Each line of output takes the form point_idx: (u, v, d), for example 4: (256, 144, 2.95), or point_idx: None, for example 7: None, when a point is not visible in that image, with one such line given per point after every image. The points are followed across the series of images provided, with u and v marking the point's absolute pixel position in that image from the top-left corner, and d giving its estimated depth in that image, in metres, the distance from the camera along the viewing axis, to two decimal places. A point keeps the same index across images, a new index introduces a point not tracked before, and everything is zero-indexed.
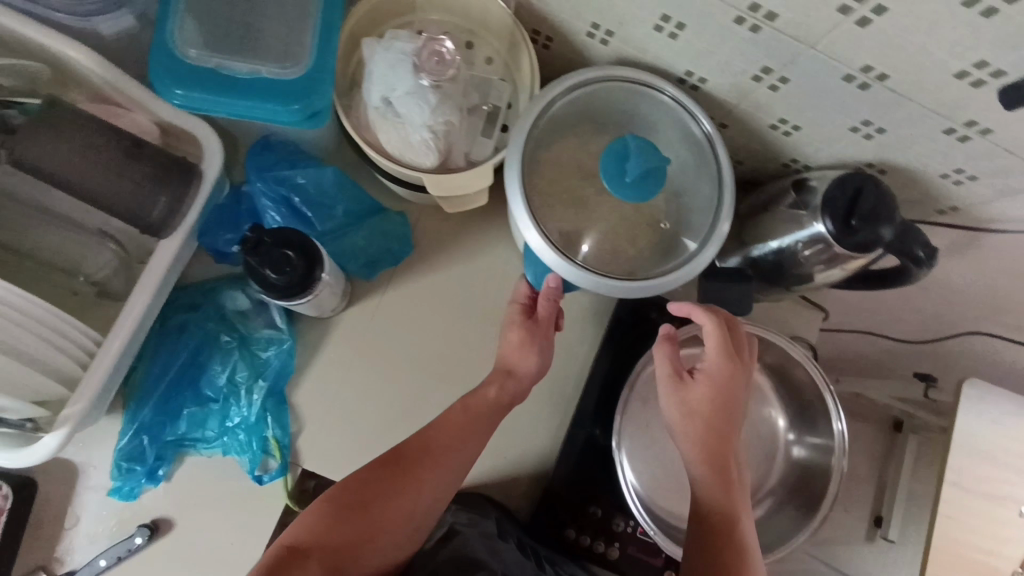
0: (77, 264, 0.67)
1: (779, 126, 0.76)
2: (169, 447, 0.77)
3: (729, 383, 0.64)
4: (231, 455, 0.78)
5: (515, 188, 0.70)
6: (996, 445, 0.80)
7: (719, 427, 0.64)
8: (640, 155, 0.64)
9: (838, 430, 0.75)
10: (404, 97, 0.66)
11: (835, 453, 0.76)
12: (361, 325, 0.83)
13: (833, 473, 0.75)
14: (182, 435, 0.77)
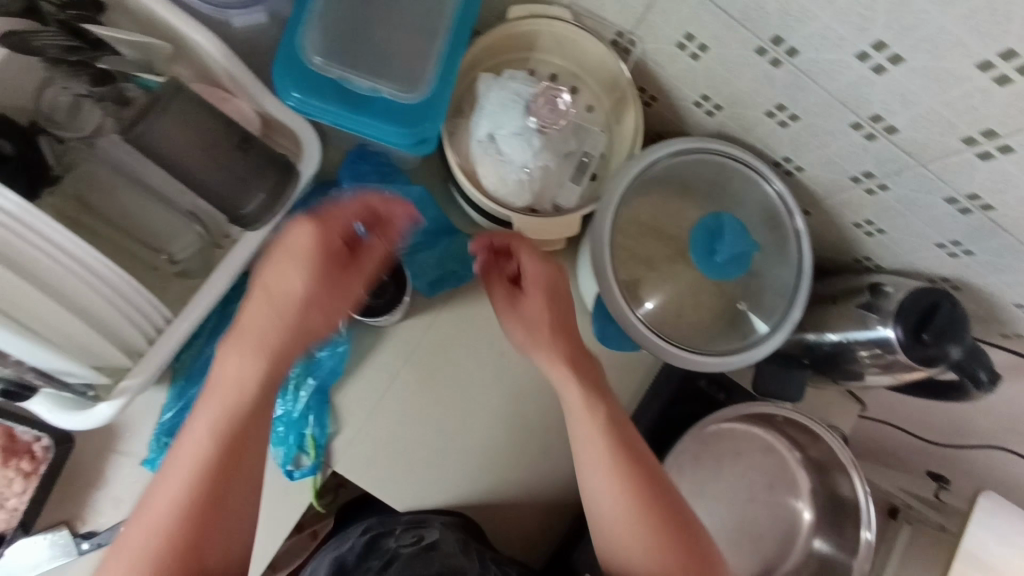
0: (164, 242, 0.69)
1: (863, 225, 0.76)
2: None
3: (549, 278, 0.67)
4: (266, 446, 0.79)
5: (601, 243, 0.71)
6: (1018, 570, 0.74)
7: (561, 317, 0.67)
8: (732, 230, 0.65)
9: (866, 539, 0.75)
10: (510, 136, 0.67)
11: (859, 558, 0.75)
12: (413, 340, 0.84)
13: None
14: None
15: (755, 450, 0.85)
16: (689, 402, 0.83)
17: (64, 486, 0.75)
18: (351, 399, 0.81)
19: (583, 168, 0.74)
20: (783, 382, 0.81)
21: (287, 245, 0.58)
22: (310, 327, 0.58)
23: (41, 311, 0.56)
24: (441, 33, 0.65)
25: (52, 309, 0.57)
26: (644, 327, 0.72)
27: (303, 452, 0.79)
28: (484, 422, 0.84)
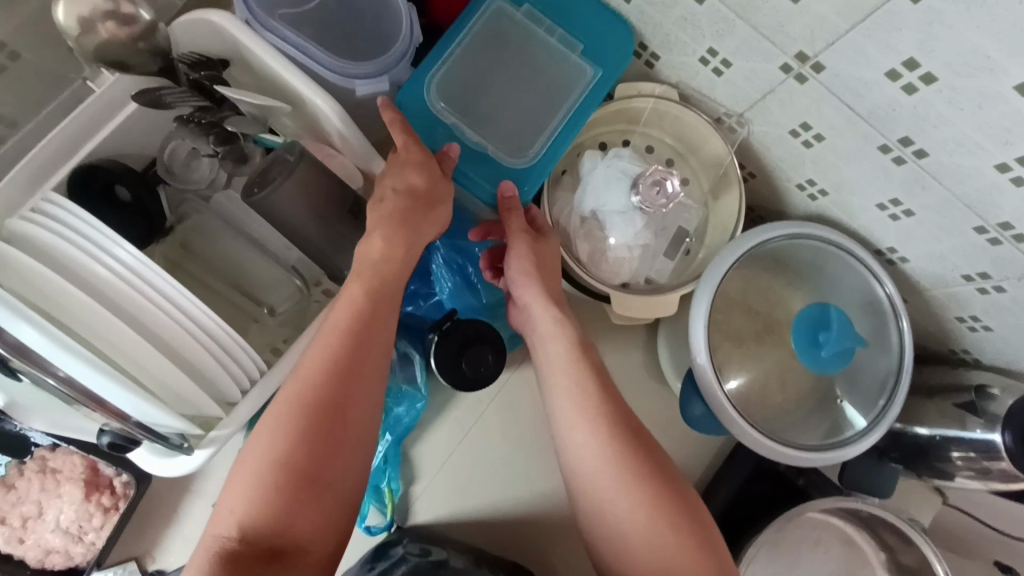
0: (264, 294, 0.70)
1: (966, 321, 0.74)
2: None
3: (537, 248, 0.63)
4: None
5: (699, 325, 0.69)
6: None
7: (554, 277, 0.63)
8: (841, 322, 0.64)
9: None
10: (613, 214, 0.67)
11: None
12: (487, 398, 0.83)
13: None
14: None
15: (833, 540, 0.82)
16: (764, 484, 0.82)
17: (139, 523, 0.76)
18: (426, 453, 0.81)
19: (679, 244, 0.74)
20: (876, 478, 0.80)
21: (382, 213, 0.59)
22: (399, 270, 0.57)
23: (151, 368, 0.56)
24: (562, 110, 0.66)
25: (160, 364, 0.56)
26: (736, 414, 0.69)
27: (375, 504, 0.79)
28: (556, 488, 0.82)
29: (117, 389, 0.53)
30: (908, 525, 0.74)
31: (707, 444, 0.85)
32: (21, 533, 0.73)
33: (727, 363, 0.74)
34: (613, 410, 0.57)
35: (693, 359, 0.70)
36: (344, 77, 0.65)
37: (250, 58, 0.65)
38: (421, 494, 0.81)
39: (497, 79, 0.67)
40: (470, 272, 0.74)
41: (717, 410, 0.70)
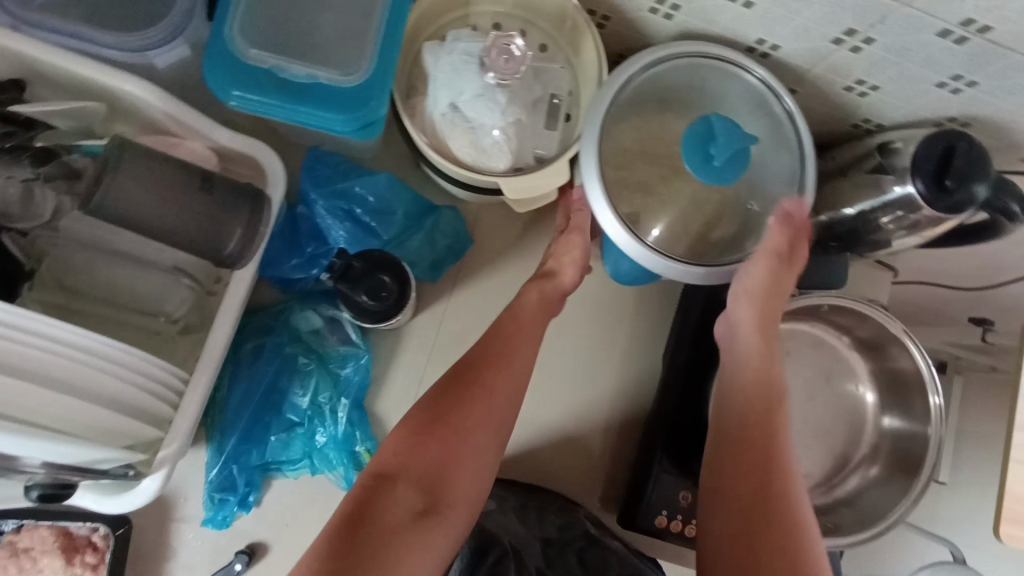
0: (158, 305, 0.67)
1: (854, 88, 0.73)
2: (256, 472, 0.77)
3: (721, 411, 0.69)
4: (321, 473, 0.79)
5: (594, 181, 0.66)
6: None
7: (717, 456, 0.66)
8: (718, 126, 0.63)
9: (935, 404, 0.74)
10: (473, 101, 0.63)
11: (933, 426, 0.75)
12: (431, 332, 0.82)
13: (932, 444, 0.74)
14: (267, 460, 0.77)
15: (801, 345, 0.85)
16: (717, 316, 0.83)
17: (135, 563, 0.75)
18: (390, 403, 0.81)
19: (555, 111, 0.71)
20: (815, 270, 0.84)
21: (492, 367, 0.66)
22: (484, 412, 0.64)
23: (56, 409, 0.54)
24: (379, 9, 0.61)
25: (57, 406, 0.54)
26: (658, 255, 0.69)
27: (360, 469, 0.79)
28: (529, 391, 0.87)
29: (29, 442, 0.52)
30: (855, 300, 0.75)
31: None
32: None
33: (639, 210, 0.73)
34: (761, 399, 0.67)
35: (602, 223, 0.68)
36: (137, 53, 0.60)
37: (38, 67, 0.60)
38: None
39: (301, 3, 0.62)
40: (357, 213, 0.73)
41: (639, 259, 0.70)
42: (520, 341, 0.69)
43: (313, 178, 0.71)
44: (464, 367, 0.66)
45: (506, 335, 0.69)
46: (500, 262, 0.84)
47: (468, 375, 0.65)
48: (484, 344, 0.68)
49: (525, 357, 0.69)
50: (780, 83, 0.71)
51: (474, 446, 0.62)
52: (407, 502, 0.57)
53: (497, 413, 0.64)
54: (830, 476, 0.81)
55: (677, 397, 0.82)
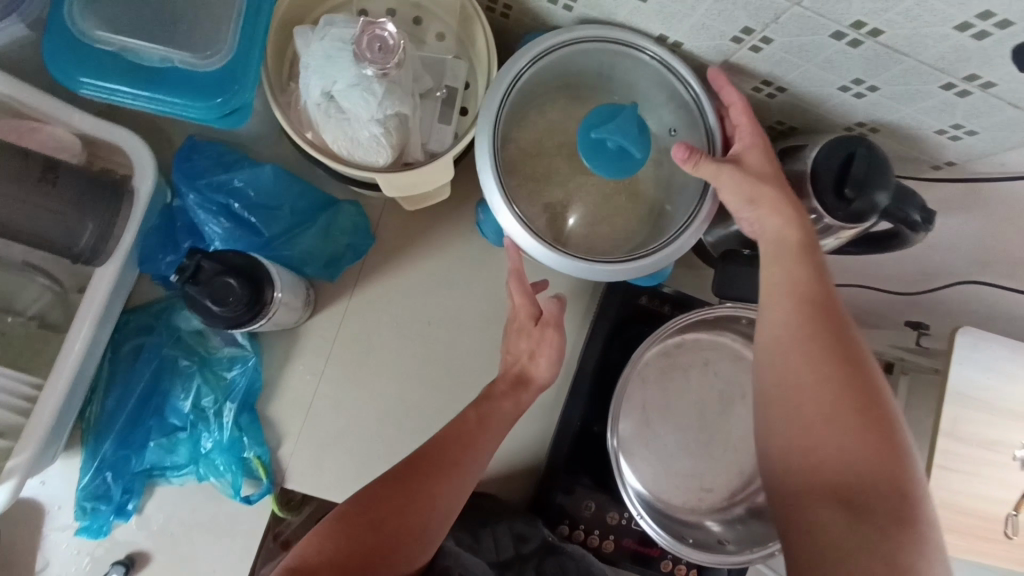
0: (9, 302, 0.64)
1: (762, 88, 0.71)
2: (137, 480, 0.72)
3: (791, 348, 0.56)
4: (207, 481, 0.74)
5: (488, 173, 0.62)
6: (990, 391, 0.85)
7: (796, 442, 0.53)
8: (622, 124, 0.58)
9: None
10: (347, 90, 0.59)
11: None
12: (329, 333, 0.78)
13: None
14: (150, 466, 0.73)
15: (723, 359, 0.81)
16: (627, 321, 0.81)
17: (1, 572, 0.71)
18: (283, 409, 0.77)
19: (451, 102, 0.68)
20: (735, 280, 0.74)
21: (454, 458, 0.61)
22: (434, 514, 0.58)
23: None
24: None
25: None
26: (557, 252, 0.64)
27: (249, 476, 0.74)
28: None
29: None
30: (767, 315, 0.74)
31: (564, 299, 0.84)
32: None
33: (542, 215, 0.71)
34: (813, 354, 0.55)
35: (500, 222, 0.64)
36: None
37: None
38: (294, 450, 0.76)
39: None
40: (234, 206, 0.69)
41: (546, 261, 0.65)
42: (479, 441, 0.63)
43: (185, 172, 0.68)
44: (415, 461, 0.60)
45: (474, 427, 0.64)
46: (407, 259, 0.80)
47: (419, 472, 0.59)
48: (438, 442, 0.62)
49: (474, 461, 0.62)
50: (679, 60, 0.65)
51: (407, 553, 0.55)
52: None
53: (436, 523, 0.58)
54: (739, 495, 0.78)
55: (585, 403, 0.80)
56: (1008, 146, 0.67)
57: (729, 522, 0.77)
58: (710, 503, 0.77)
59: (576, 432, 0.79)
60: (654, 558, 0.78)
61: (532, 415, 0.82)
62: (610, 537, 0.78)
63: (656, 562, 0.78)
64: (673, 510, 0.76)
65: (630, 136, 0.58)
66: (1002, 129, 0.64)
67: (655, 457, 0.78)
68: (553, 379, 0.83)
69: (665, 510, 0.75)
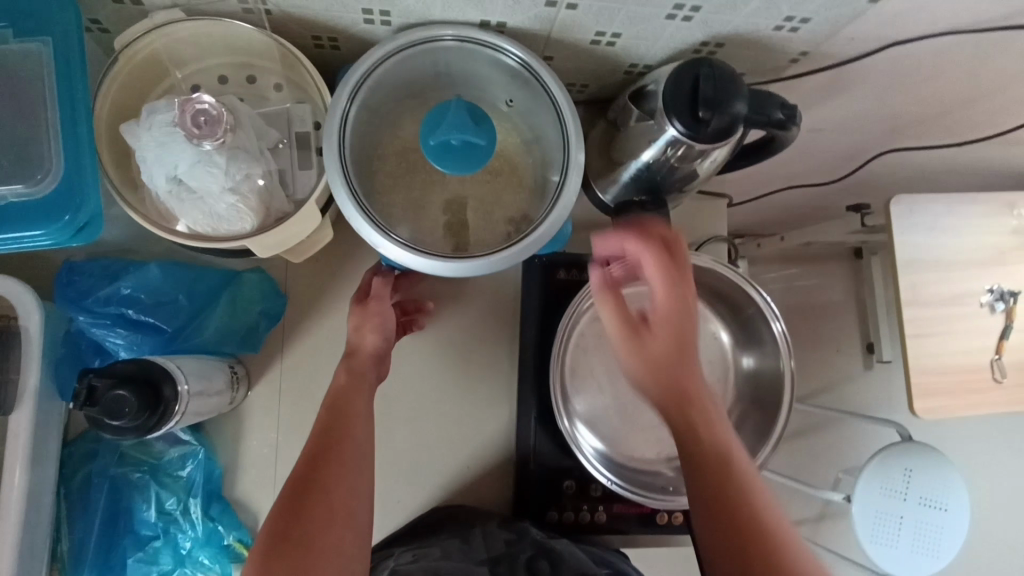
0: None
1: (600, 40, 0.71)
2: None
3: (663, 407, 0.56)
4: None
5: (346, 204, 0.62)
6: (927, 236, 1.13)
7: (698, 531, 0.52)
8: (454, 121, 0.59)
9: (780, 330, 0.73)
10: (191, 170, 0.59)
11: (783, 356, 0.73)
12: (272, 402, 0.78)
13: (784, 376, 0.72)
14: None
15: None
16: (554, 298, 0.81)
17: None
18: (251, 488, 0.77)
19: (306, 145, 0.69)
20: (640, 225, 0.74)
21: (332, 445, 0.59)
22: (340, 497, 0.55)
23: None
24: (50, 104, 0.56)
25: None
26: (443, 259, 0.64)
27: (237, 561, 0.75)
28: (405, 426, 0.82)
29: None
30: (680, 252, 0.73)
31: (491, 296, 0.85)
32: None
33: (434, 226, 0.72)
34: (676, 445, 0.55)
35: (368, 239, 0.63)
36: None
37: None
38: None
39: None
40: (129, 312, 0.70)
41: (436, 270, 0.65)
42: (352, 417, 0.62)
43: (71, 295, 0.68)
44: (293, 483, 0.55)
45: (340, 410, 0.63)
46: (326, 308, 0.80)
47: (305, 488, 0.55)
48: (306, 458, 0.57)
49: (352, 452, 0.59)
50: (492, 33, 0.66)
51: (336, 542, 0.53)
52: None
53: (348, 501, 0.56)
54: None
55: (538, 389, 0.80)
56: (845, 22, 0.68)
57: None
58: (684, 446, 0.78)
59: (538, 419, 0.80)
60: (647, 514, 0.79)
61: (493, 416, 0.83)
62: (600, 508, 0.79)
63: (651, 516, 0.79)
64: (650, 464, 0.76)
65: (466, 124, 0.59)
66: (831, 9, 0.65)
67: (618, 420, 0.79)
68: (504, 375, 0.84)
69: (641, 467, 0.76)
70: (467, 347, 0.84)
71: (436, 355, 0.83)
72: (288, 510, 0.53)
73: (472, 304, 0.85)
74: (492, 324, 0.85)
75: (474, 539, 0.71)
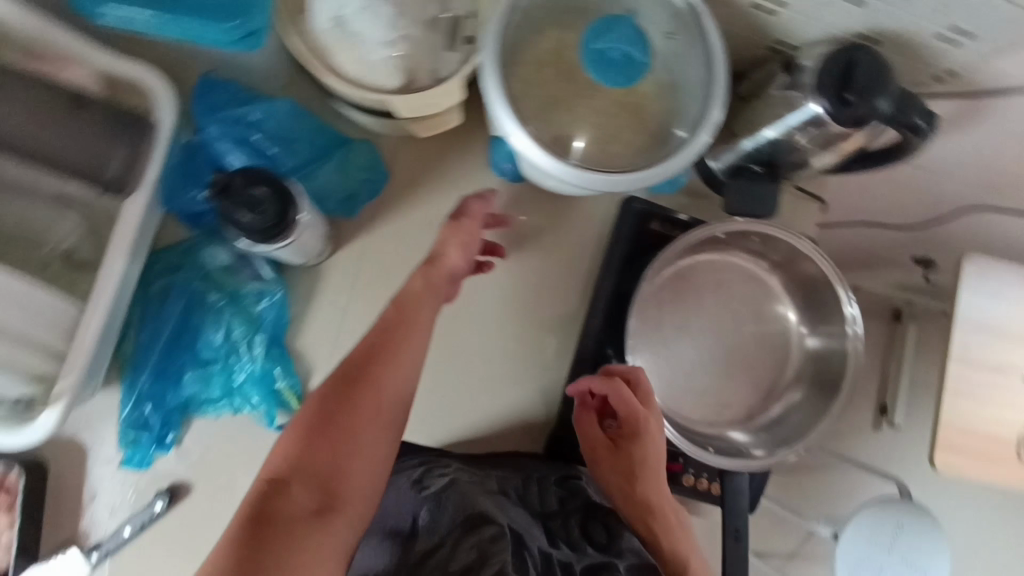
0: (41, 235, 0.64)
1: (762, 5, 0.71)
2: (174, 413, 0.75)
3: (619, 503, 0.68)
4: (242, 413, 0.77)
5: (493, 87, 0.65)
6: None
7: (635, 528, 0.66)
8: (624, 32, 0.62)
9: (850, 314, 0.74)
10: (358, 14, 0.62)
11: (850, 338, 0.74)
12: (351, 269, 0.80)
13: (850, 357, 0.74)
14: (186, 399, 0.76)
15: (734, 278, 0.83)
16: (641, 246, 0.82)
17: (53, 504, 0.75)
18: (310, 343, 0.79)
19: (454, 31, 0.68)
20: (751, 194, 0.76)
21: (390, 347, 0.60)
22: (384, 397, 0.57)
23: None
24: None
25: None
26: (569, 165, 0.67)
27: (282, 408, 0.77)
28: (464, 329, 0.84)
29: None
30: (785, 232, 0.74)
31: (577, 231, 0.86)
32: None
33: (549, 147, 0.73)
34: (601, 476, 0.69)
35: (503, 132, 0.65)
36: None
37: None
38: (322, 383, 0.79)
39: None
40: (254, 139, 0.73)
41: (559, 176, 0.68)
42: (416, 324, 0.62)
43: (206, 103, 0.72)
44: (341, 375, 0.57)
45: (406, 311, 0.63)
46: (423, 195, 0.82)
47: (354, 387, 0.56)
48: (361, 353, 0.59)
49: (410, 361, 0.60)
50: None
51: (374, 443, 0.55)
52: (307, 498, 0.50)
53: (391, 399, 0.58)
54: (758, 401, 0.82)
55: (603, 328, 0.82)
56: (1008, 47, 0.68)
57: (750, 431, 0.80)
58: (730, 416, 0.81)
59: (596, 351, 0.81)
60: (675, 473, 0.78)
61: (549, 340, 0.85)
62: None
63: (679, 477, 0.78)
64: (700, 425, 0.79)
65: (630, 34, 0.62)
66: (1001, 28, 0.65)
67: (674, 377, 0.80)
68: (569, 308, 0.86)
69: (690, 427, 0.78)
70: (542, 272, 0.86)
71: (511, 271, 0.85)
72: (335, 402, 0.55)
73: (557, 234, 0.86)
74: (572, 257, 0.86)
75: (529, 485, 0.70)
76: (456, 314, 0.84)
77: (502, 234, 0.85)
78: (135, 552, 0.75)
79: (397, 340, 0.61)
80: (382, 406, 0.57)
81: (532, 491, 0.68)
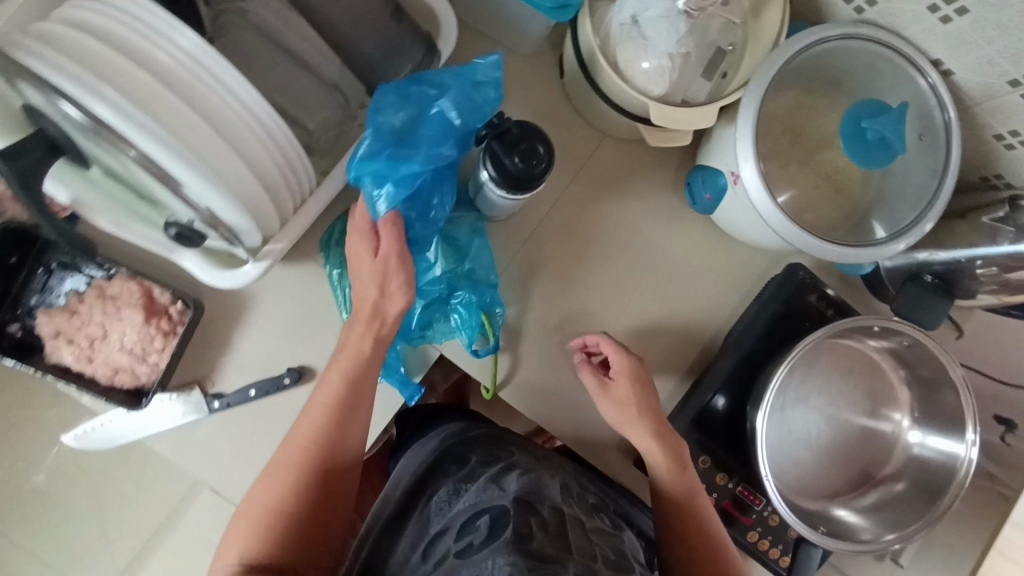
0: (309, 113, 0.69)
1: (1005, 138, 0.73)
2: (404, 339, 0.82)
3: (639, 375, 0.80)
4: (450, 333, 0.82)
5: (747, 121, 0.70)
6: None
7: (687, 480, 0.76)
8: (894, 117, 0.65)
9: (970, 440, 0.75)
10: (656, 18, 0.68)
11: (963, 462, 0.75)
12: (524, 236, 0.86)
13: (956, 482, 0.75)
14: (412, 327, 0.81)
15: (863, 373, 0.85)
16: (791, 312, 0.85)
17: (196, 350, 0.78)
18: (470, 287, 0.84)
19: (715, 65, 0.74)
20: (922, 307, 0.79)
21: (340, 349, 0.71)
22: (341, 445, 0.69)
23: (223, 165, 0.55)
24: None
25: (217, 149, 0.54)
26: (782, 214, 0.71)
27: (486, 332, 0.82)
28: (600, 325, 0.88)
29: (197, 181, 0.52)
30: (943, 352, 0.73)
31: (733, 274, 0.90)
32: (89, 352, 0.75)
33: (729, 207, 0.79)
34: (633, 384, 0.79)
35: (740, 167, 0.71)
36: None
37: None
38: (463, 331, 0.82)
39: None
40: None
41: (770, 221, 0.72)
42: (367, 372, 0.71)
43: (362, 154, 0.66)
44: (296, 455, 0.67)
45: (348, 356, 0.70)
46: (609, 192, 0.88)
47: (321, 452, 0.67)
48: (314, 429, 0.68)
49: (359, 421, 0.70)
50: (949, 93, 0.71)
51: (346, 479, 0.69)
52: (291, 547, 0.63)
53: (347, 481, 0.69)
54: (850, 488, 0.84)
55: (729, 374, 0.85)
56: None
57: (856, 510, 0.82)
58: (824, 492, 0.84)
59: (713, 391, 0.85)
60: (744, 526, 0.83)
61: (667, 367, 0.89)
62: (714, 495, 0.84)
63: (745, 529, 0.83)
64: (803, 500, 0.82)
65: (894, 133, 0.64)
66: None
67: (786, 447, 0.84)
68: (700, 342, 0.90)
69: (795, 500, 0.81)
70: (688, 301, 0.89)
71: (659, 290, 0.89)
72: (314, 454, 0.67)
73: (713, 272, 0.90)
74: (719, 298, 0.90)
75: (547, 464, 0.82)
76: (599, 309, 0.88)
77: (664, 253, 0.89)
78: (254, 414, 0.80)
79: (347, 342, 0.71)
80: (341, 435, 0.69)
81: (561, 469, 0.83)
